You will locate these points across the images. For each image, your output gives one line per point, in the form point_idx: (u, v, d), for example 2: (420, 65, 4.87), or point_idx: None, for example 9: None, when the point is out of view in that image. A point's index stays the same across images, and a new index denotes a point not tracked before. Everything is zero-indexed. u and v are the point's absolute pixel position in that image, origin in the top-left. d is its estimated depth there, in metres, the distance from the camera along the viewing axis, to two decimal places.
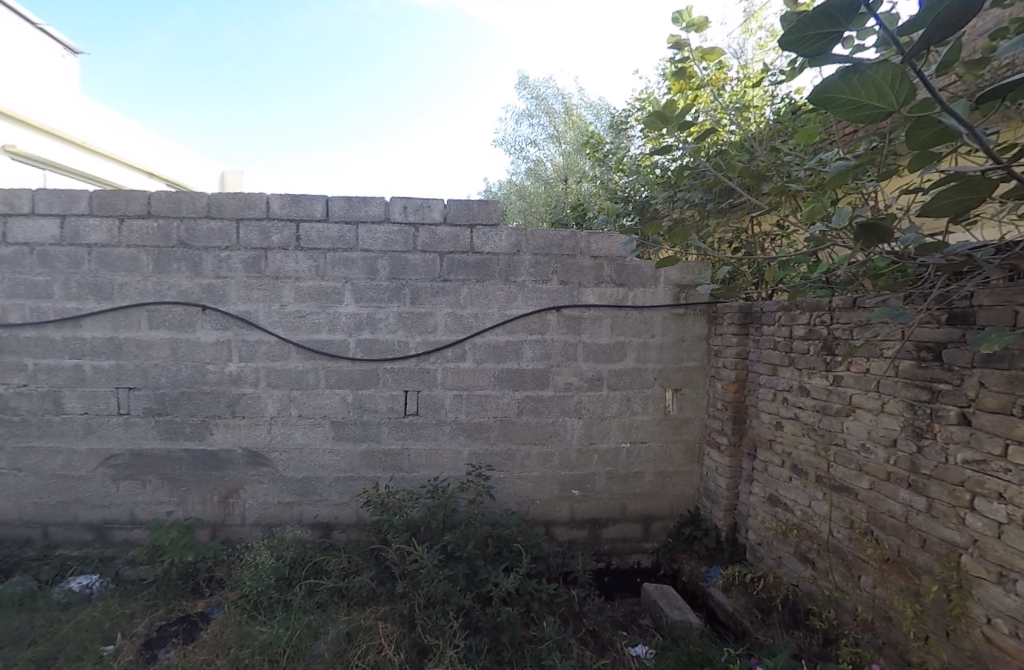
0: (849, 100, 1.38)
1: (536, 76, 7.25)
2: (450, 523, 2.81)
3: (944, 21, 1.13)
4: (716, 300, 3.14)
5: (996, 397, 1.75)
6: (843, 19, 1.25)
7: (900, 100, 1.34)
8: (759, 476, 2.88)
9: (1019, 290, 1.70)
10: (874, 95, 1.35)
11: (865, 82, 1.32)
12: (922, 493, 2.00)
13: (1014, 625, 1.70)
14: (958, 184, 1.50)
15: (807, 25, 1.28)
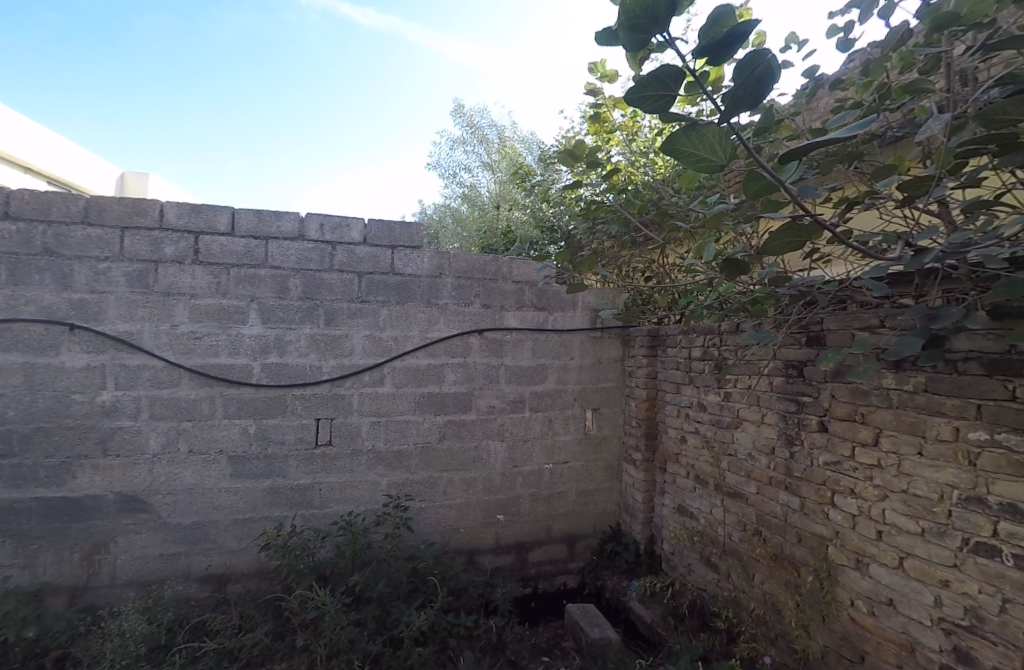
0: (689, 152, 1.45)
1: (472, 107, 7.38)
2: (361, 560, 2.59)
3: (746, 93, 1.21)
4: (628, 325, 3.38)
5: (844, 406, 2.03)
6: (674, 84, 1.27)
7: (728, 154, 1.42)
8: (669, 488, 3.11)
9: (854, 317, 2.04)
10: (707, 148, 1.43)
11: (700, 137, 1.39)
12: (795, 493, 2.26)
13: (870, 604, 1.90)
14: (784, 229, 1.76)
15: (648, 85, 1.27)
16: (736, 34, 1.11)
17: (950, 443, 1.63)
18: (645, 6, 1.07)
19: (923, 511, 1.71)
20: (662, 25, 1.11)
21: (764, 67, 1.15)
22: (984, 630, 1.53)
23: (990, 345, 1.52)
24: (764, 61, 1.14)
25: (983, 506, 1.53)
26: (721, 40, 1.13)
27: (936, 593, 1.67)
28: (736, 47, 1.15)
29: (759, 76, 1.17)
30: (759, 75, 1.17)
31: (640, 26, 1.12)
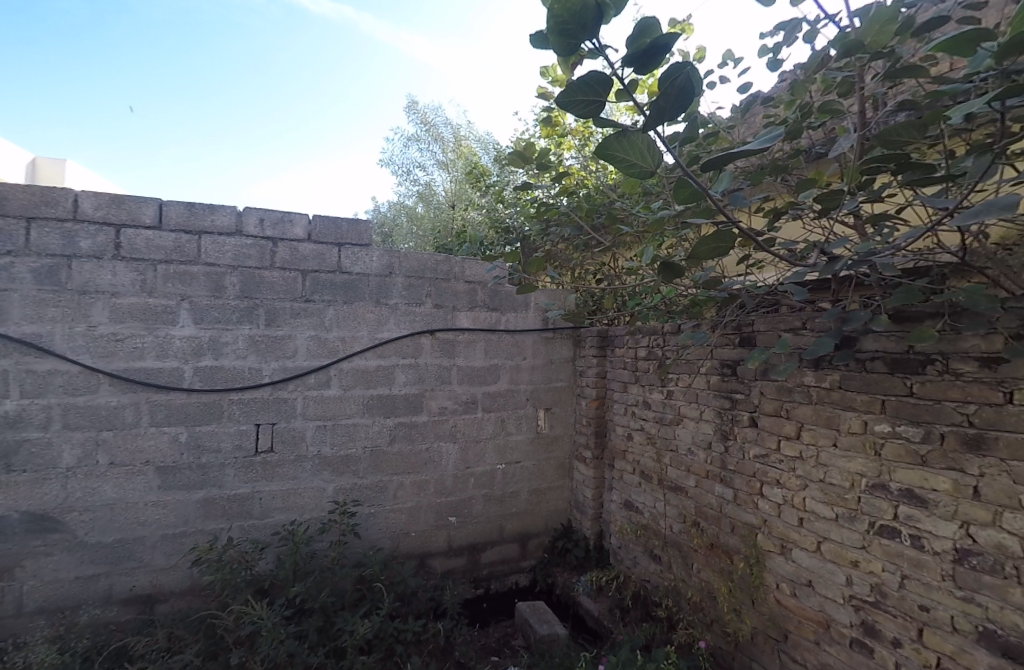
0: (620, 158, 1.39)
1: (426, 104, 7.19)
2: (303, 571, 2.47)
3: (669, 105, 1.19)
4: (580, 326, 3.47)
5: (773, 402, 2.16)
6: (602, 91, 1.22)
7: (657, 162, 1.38)
8: (617, 484, 3.21)
9: (782, 320, 2.18)
10: (638, 155, 1.38)
11: (630, 144, 1.34)
12: (729, 485, 2.38)
13: (792, 586, 2.04)
14: (711, 236, 1.77)
15: (577, 89, 1.21)
16: (660, 44, 1.11)
17: (861, 436, 1.78)
18: (573, 11, 1.06)
19: (837, 499, 1.86)
20: (590, 32, 1.11)
21: (685, 79, 1.14)
22: (887, 604, 1.70)
23: (893, 346, 1.67)
24: (684, 75, 1.14)
25: (887, 493, 1.69)
26: (645, 51, 1.12)
27: (847, 573, 1.83)
28: (660, 60, 1.15)
29: (681, 89, 1.16)
30: (681, 87, 1.16)
31: (568, 30, 1.11)
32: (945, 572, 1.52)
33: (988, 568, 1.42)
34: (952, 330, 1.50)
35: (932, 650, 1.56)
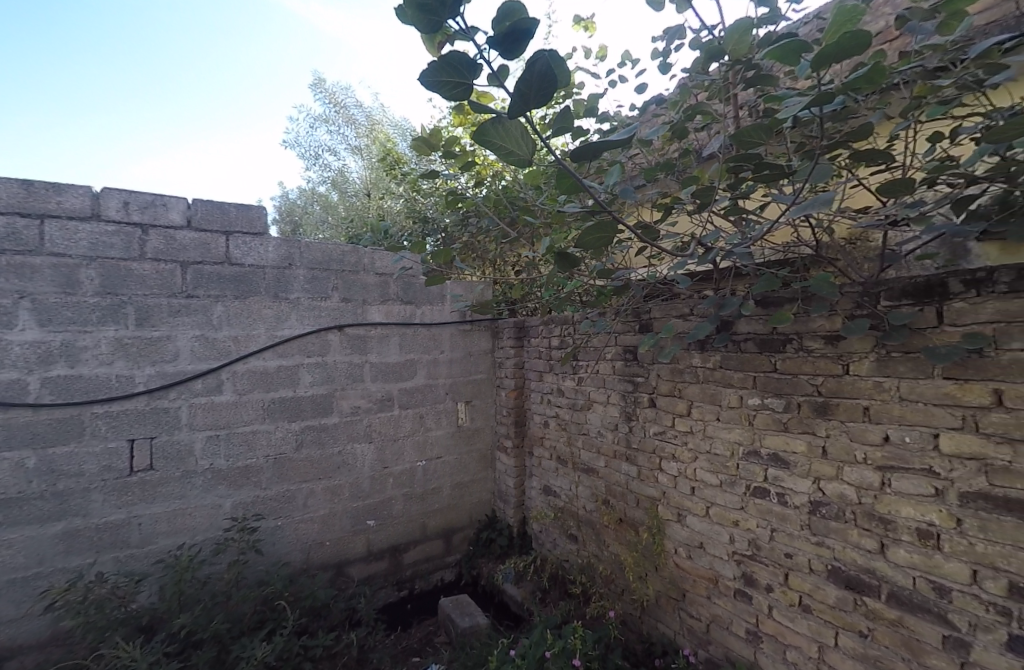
0: (496, 144, 1.37)
1: (334, 83, 6.73)
2: (192, 598, 2.26)
3: (532, 90, 1.15)
4: (497, 317, 3.53)
5: (668, 383, 2.35)
6: (468, 73, 1.17)
7: (531, 151, 1.39)
8: (536, 470, 3.30)
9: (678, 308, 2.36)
10: (514, 143, 1.37)
11: (505, 130, 1.33)
12: (634, 462, 2.55)
13: (688, 549, 2.25)
14: (594, 226, 1.76)
15: (441, 68, 1.15)
16: (519, 27, 1.08)
17: (738, 409, 1.99)
18: None
19: (721, 467, 2.08)
20: (451, 10, 1.09)
21: (543, 67, 1.09)
22: (761, 556, 1.93)
23: (761, 328, 1.89)
24: (539, 61, 1.08)
25: (759, 458, 1.91)
26: (505, 33, 1.09)
27: (730, 533, 2.05)
28: (524, 45, 1.12)
29: (542, 75, 1.12)
30: (541, 73, 1.11)
31: (428, 7, 1.08)
32: (803, 522, 1.76)
33: (835, 514, 1.67)
34: (804, 312, 1.72)
35: (795, 590, 1.80)
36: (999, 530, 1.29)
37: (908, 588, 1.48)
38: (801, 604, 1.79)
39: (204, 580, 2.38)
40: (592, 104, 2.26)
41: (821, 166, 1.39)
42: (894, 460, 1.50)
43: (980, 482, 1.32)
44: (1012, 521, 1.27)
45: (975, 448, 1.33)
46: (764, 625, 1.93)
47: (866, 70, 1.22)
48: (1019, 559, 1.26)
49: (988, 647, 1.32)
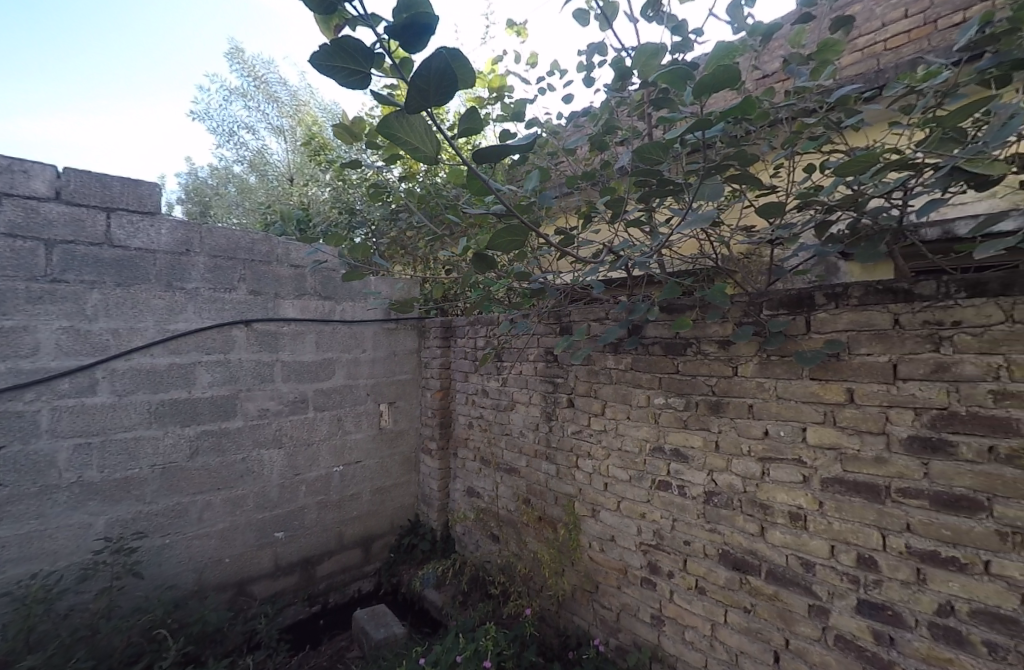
0: (400, 139, 1.36)
1: (254, 55, 6.25)
2: (48, 634, 1.99)
3: (431, 89, 1.13)
4: (424, 316, 3.50)
5: (586, 384, 2.45)
6: (366, 62, 1.13)
7: (436, 149, 1.39)
8: (460, 472, 3.30)
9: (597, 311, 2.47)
10: (418, 139, 1.36)
11: (409, 125, 1.31)
12: (553, 461, 2.63)
13: (601, 542, 2.36)
14: (504, 229, 1.80)
15: (336, 54, 1.10)
16: (418, 21, 1.08)
17: (646, 408, 2.13)
18: None
19: (630, 462, 2.21)
20: None
21: (439, 64, 1.08)
22: (664, 545, 2.07)
23: (666, 333, 2.04)
24: (434, 58, 1.06)
25: (663, 453, 2.06)
26: (404, 25, 1.08)
27: (638, 525, 2.18)
28: (424, 40, 1.12)
29: (440, 73, 1.10)
30: (439, 70, 1.10)
31: None
32: (699, 511, 1.93)
33: (725, 503, 1.84)
34: (702, 318, 1.89)
35: (693, 575, 1.96)
36: (851, 510, 1.50)
37: (782, 565, 1.67)
38: (697, 587, 1.95)
39: (63, 613, 2.11)
40: (518, 108, 2.31)
41: (710, 185, 1.55)
42: (772, 451, 1.69)
43: (836, 468, 1.53)
44: (860, 501, 1.48)
45: (833, 439, 1.53)
46: (666, 609, 2.07)
47: (738, 101, 1.37)
48: (865, 534, 1.47)
49: (842, 613, 1.52)
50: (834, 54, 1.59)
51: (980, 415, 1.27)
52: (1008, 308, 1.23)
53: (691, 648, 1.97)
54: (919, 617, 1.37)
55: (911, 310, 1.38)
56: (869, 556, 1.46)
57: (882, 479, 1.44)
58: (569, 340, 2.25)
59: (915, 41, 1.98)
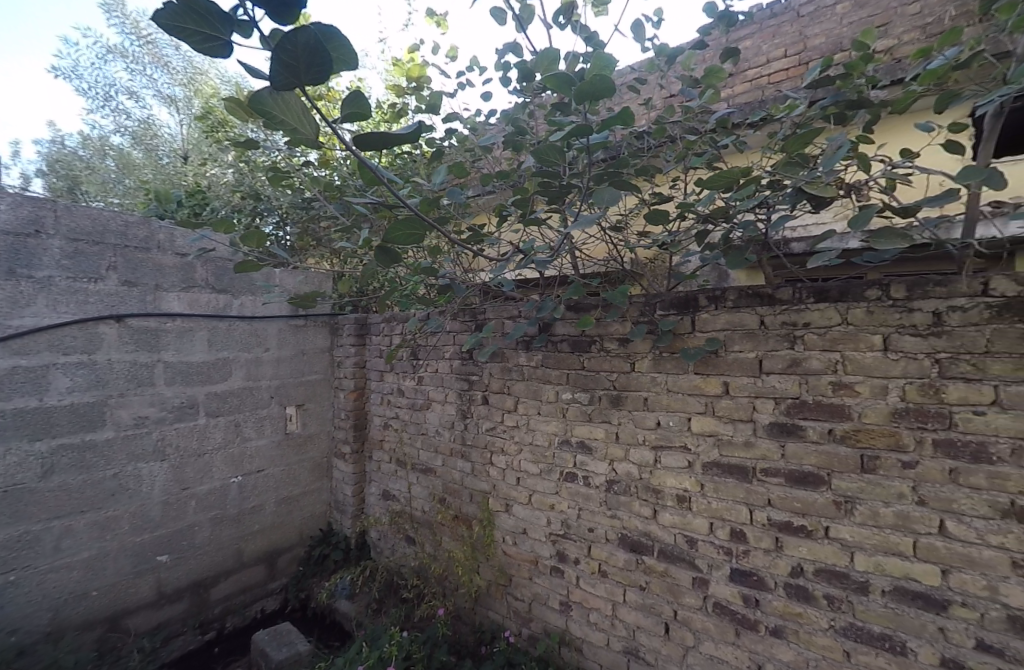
0: (274, 117, 1.24)
1: (138, 11, 5.55)
2: None
3: (301, 65, 1.06)
4: (336, 313, 3.37)
5: (499, 381, 2.49)
6: (223, 27, 1.03)
7: (316, 132, 1.31)
8: (376, 475, 3.21)
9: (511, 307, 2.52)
10: (296, 119, 1.26)
11: (284, 104, 1.21)
12: (468, 459, 2.64)
13: (514, 537, 2.41)
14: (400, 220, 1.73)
15: (186, 13, 0.99)
16: None
17: (555, 403, 2.23)
18: None
19: (540, 456, 2.29)
20: None
21: (308, 40, 1.00)
22: (571, 534, 2.18)
23: (573, 331, 2.14)
24: (302, 31, 0.98)
25: (570, 446, 2.16)
26: None
27: (548, 516, 2.26)
28: (294, 11, 1.04)
29: (310, 49, 1.03)
30: (308, 46, 1.02)
31: None
32: (601, 499, 2.05)
33: (623, 490, 1.97)
34: (604, 317, 2.02)
35: (596, 559, 2.08)
36: (726, 490, 1.68)
37: (672, 544, 1.83)
38: (600, 571, 2.07)
39: None
40: (432, 101, 2.30)
41: (606, 192, 1.63)
42: (663, 440, 1.84)
43: (714, 453, 1.71)
44: (732, 482, 1.67)
45: (711, 427, 1.71)
46: (573, 595, 2.17)
47: (617, 113, 1.45)
48: (737, 510, 1.66)
49: (719, 582, 1.70)
50: (718, 81, 1.81)
51: (822, 402, 1.49)
52: (844, 312, 1.45)
53: (595, 629, 2.09)
54: (777, 579, 1.57)
55: (773, 312, 1.58)
56: (739, 529, 1.65)
57: (749, 461, 1.63)
58: (478, 338, 2.30)
59: (793, 78, 2.26)
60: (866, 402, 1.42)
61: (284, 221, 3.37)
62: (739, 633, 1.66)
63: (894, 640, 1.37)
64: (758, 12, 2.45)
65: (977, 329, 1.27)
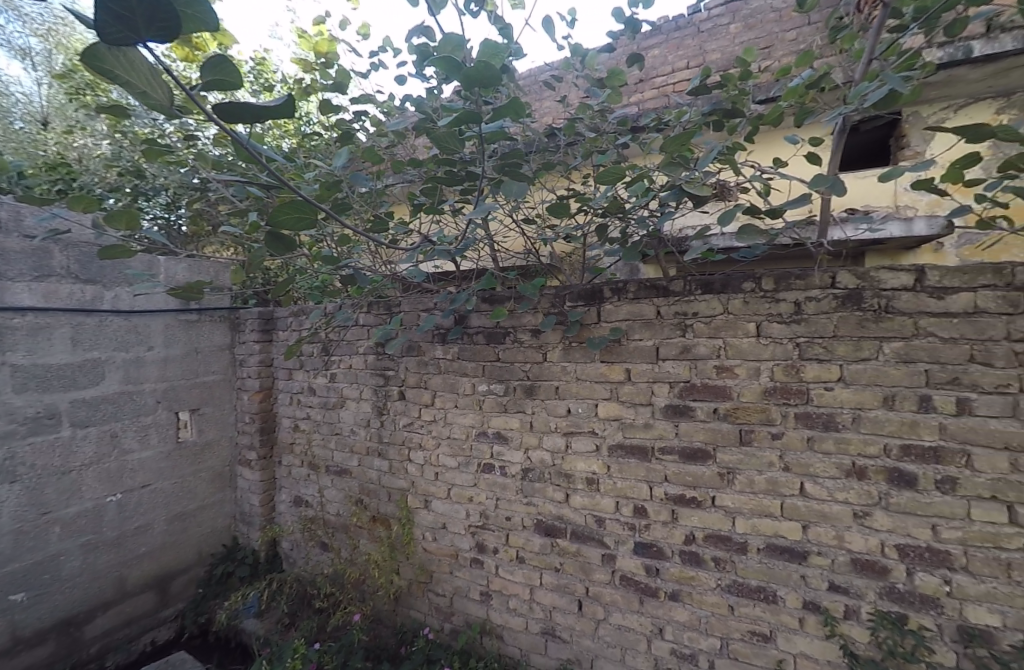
0: (116, 77, 1.11)
1: None
2: None
3: (137, 16, 0.96)
4: (236, 306, 3.12)
5: (415, 375, 2.45)
6: None
7: (170, 97, 1.19)
8: (285, 481, 3.03)
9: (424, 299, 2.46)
10: (144, 82, 1.14)
11: (127, 63, 1.09)
12: (385, 457, 2.58)
13: (433, 532, 2.40)
14: (284, 201, 1.55)
15: None
16: None
17: (471, 396, 2.24)
18: None
19: (458, 450, 2.30)
20: None
21: None
22: (490, 524, 2.21)
23: (487, 323, 2.17)
24: None
25: (487, 437, 2.20)
26: None
27: (467, 509, 2.28)
28: None
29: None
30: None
31: None
32: (518, 487, 2.11)
33: (538, 476, 2.04)
34: (516, 309, 2.06)
35: (514, 547, 2.14)
36: (629, 469, 1.80)
37: (583, 525, 1.92)
38: (518, 557, 2.13)
39: None
40: (339, 80, 2.19)
41: (513, 184, 1.69)
42: (574, 427, 1.93)
43: (618, 435, 1.83)
44: (634, 462, 1.79)
45: (616, 411, 1.83)
46: (492, 584, 2.21)
47: (508, 102, 1.43)
48: (639, 488, 1.78)
49: (624, 556, 1.83)
50: (618, 84, 1.93)
51: (709, 384, 1.65)
52: (726, 303, 1.61)
53: (514, 615, 2.15)
54: (674, 548, 1.72)
55: (667, 303, 1.71)
56: (642, 505, 1.78)
57: (649, 441, 1.76)
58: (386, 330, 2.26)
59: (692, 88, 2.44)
60: (743, 382, 1.59)
61: (173, 202, 3.06)
62: (642, 601, 1.79)
63: (768, 591, 1.56)
64: (664, 24, 2.63)
65: (827, 316, 1.47)
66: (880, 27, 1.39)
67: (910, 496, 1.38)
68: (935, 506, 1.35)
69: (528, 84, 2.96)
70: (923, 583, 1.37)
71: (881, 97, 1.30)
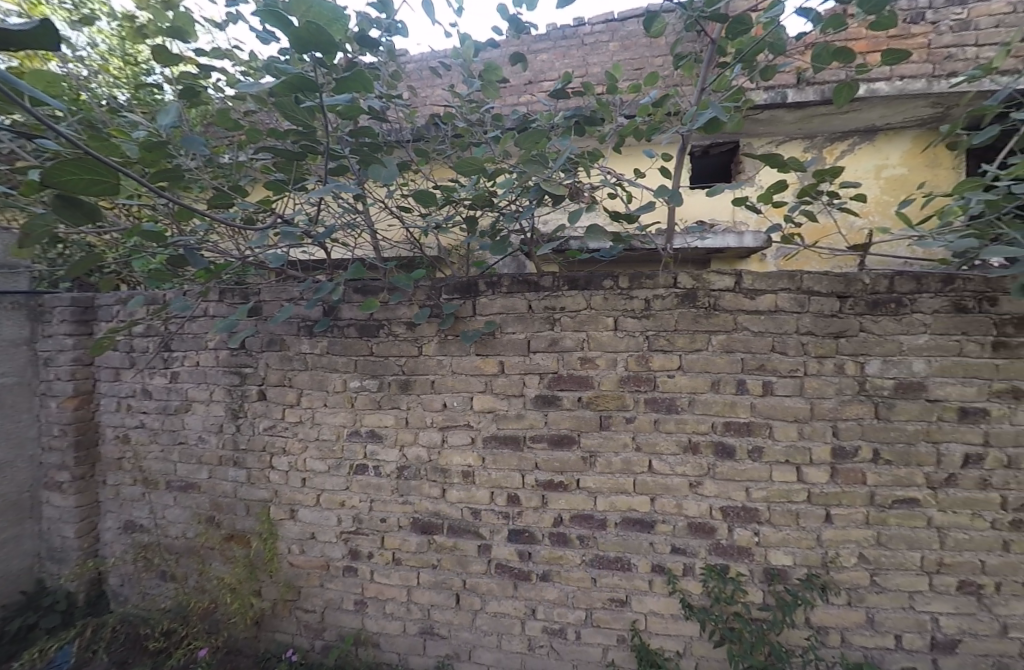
0: None
1: None
2: None
3: None
4: (40, 291, 2.57)
5: (277, 373, 2.26)
6: None
7: None
8: (112, 504, 2.59)
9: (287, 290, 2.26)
10: None
11: None
12: (242, 466, 2.33)
13: (300, 544, 2.24)
14: (66, 158, 1.18)
15: None
16: None
17: (342, 393, 2.13)
18: None
19: (328, 452, 2.17)
20: None
21: None
22: (364, 527, 2.12)
23: (360, 315, 2.08)
24: None
25: (359, 436, 2.11)
26: None
27: (338, 515, 2.16)
28: None
29: None
30: None
31: None
32: (393, 487, 2.06)
33: (414, 473, 2.02)
34: (390, 301, 2.01)
35: (389, 549, 2.08)
36: (502, 460, 1.87)
37: (460, 519, 1.95)
38: (394, 559, 2.08)
39: None
40: (177, 22, 1.87)
41: (382, 169, 1.66)
42: (449, 421, 1.95)
43: (492, 428, 1.88)
44: (507, 452, 1.86)
45: (490, 404, 1.88)
46: (366, 590, 2.13)
47: (353, 74, 1.37)
48: (511, 477, 1.86)
49: (499, 544, 1.89)
50: (495, 79, 1.99)
51: (573, 374, 1.78)
52: (588, 299, 1.75)
53: (389, 619, 2.10)
54: (544, 532, 1.83)
55: (538, 298, 1.81)
56: (515, 494, 1.86)
57: (521, 431, 1.84)
58: (233, 321, 2.04)
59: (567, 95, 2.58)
60: (602, 372, 1.75)
61: None
62: (516, 586, 1.87)
63: (623, 560, 1.74)
64: (550, 31, 2.73)
65: (670, 312, 1.68)
66: (710, 61, 1.66)
67: (730, 465, 1.64)
68: (749, 471, 1.63)
69: (415, 69, 2.88)
70: (739, 537, 1.64)
71: (708, 122, 1.51)
